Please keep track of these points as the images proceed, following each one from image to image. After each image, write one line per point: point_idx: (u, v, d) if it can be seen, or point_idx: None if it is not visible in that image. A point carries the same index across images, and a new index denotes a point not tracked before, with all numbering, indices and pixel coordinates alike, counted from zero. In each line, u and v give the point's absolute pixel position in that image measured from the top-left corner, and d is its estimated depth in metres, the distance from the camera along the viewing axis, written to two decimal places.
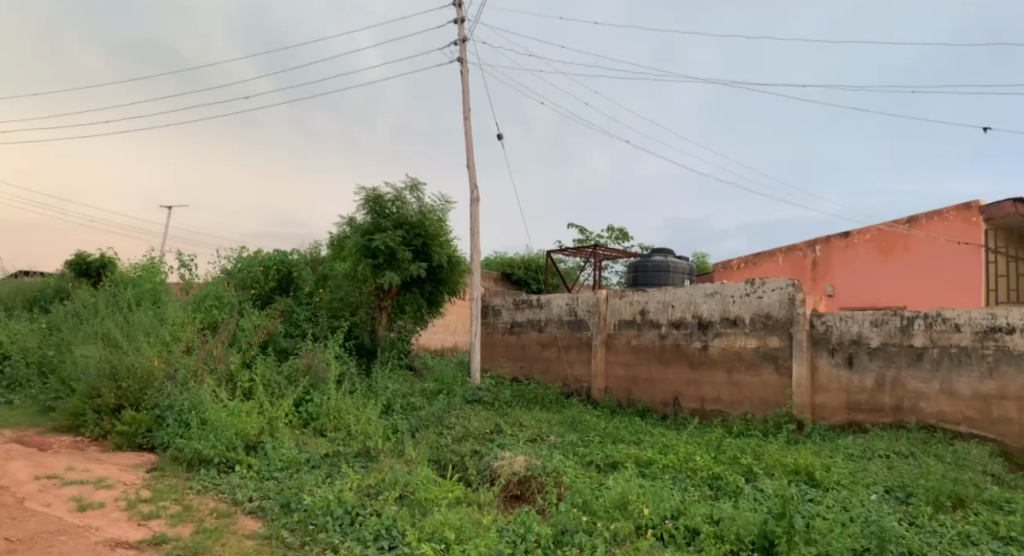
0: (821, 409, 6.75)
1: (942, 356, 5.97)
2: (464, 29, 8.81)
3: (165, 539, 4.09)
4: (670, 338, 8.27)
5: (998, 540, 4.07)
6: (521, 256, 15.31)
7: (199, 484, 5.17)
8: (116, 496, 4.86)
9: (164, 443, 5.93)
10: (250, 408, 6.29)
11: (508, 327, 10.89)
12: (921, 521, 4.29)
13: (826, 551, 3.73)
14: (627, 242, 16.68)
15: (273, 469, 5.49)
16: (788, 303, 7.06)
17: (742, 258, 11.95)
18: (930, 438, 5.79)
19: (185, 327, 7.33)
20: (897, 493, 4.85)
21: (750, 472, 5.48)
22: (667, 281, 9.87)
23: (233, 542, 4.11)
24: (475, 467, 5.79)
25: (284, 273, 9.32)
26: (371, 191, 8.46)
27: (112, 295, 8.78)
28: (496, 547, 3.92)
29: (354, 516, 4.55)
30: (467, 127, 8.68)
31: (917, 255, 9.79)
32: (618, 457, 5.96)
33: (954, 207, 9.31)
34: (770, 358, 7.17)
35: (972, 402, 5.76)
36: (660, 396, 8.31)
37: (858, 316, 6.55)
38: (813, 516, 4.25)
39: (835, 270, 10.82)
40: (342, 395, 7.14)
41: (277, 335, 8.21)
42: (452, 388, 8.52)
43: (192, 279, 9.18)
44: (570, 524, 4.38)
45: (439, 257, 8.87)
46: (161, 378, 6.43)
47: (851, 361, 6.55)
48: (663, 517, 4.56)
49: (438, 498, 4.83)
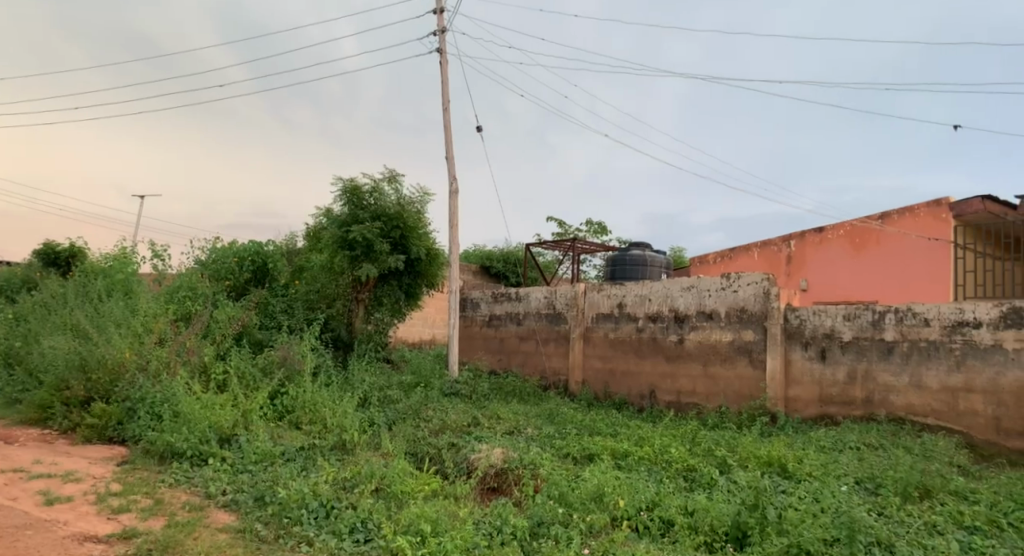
0: (794, 401, 6.84)
1: (912, 350, 6.08)
2: (443, 20, 8.74)
3: (135, 533, 4.02)
4: (647, 332, 8.32)
5: (963, 529, 4.17)
6: (500, 249, 15.33)
7: (172, 477, 5.10)
8: (85, 490, 4.77)
9: (135, 436, 5.83)
10: (224, 400, 6.23)
11: (486, 320, 10.88)
12: (890, 511, 4.37)
13: (798, 542, 3.78)
14: (605, 236, 16.74)
15: (247, 462, 5.43)
16: (763, 297, 7.14)
17: (718, 252, 12.07)
18: (899, 431, 5.90)
19: (158, 318, 7.21)
20: (867, 484, 4.94)
21: (724, 465, 5.52)
22: (645, 274, 9.92)
23: (206, 536, 4.06)
24: (452, 460, 5.78)
25: (259, 265, 9.18)
26: (348, 182, 8.39)
27: (81, 285, 8.59)
28: (472, 539, 3.92)
29: (329, 509, 4.53)
30: (446, 119, 8.61)
31: (888, 250, 9.95)
32: (594, 449, 5.99)
33: (925, 203, 9.45)
34: (745, 352, 7.25)
35: (940, 395, 5.88)
36: (636, 388, 8.37)
37: (831, 310, 6.65)
38: (785, 508, 4.33)
39: (808, 266, 10.97)
40: (318, 388, 7.10)
41: (252, 326, 8.08)
42: (430, 381, 8.50)
43: (165, 270, 9.02)
44: (546, 516, 4.40)
45: (417, 249, 8.82)
46: (133, 370, 6.33)
47: (824, 354, 6.65)
48: (639, 509, 4.59)
49: (414, 491, 4.83)
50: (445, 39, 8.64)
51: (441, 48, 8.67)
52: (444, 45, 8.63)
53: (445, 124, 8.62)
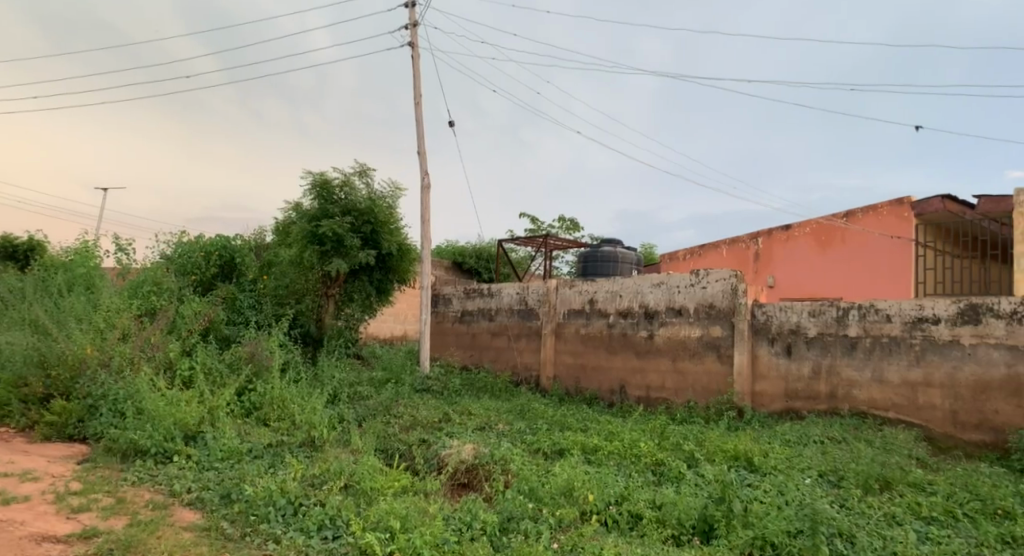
0: (760, 396, 6.95)
1: (874, 346, 6.21)
2: (415, 13, 8.67)
3: (96, 533, 3.94)
4: (618, 328, 8.38)
5: (921, 520, 4.28)
6: (472, 245, 15.30)
7: (134, 476, 5.01)
8: (44, 489, 4.66)
9: (97, 434, 5.71)
10: (189, 397, 6.11)
11: (458, 316, 10.86)
12: (851, 503, 4.47)
13: (763, 535, 3.86)
14: (578, 232, 16.80)
15: (213, 459, 5.35)
16: (731, 294, 7.24)
17: (687, 249, 12.24)
18: (862, 424, 6.04)
19: (122, 313, 7.03)
20: (830, 477, 5.04)
21: (692, 459, 5.59)
22: (616, 270, 9.99)
23: (170, 534, 4.00)
24: (422, 457, 5.75)
25: (227, 259, 9.05)
26: (318, 175, 8.27)
27: (40, 280, 8.35)
28: (442, 536, 3.90)
29: (297, 506, 4.48)
30: (418, 114, 8.54)
31: (852, 248, 10.14)
32: (565, 444, 6.02)
33: (887, 202, 9.64)
34: (713, 347, 7.34)
35: (901, 389, 6.02)
36: (607, 384, 8.43)
37: (797, 306, 6.77)
38: (751, 501, 4.42)
39: (776, 263, 11.17)
40: (286, 384, 7.02)
41: (219, 322, 7.93)
42: (401, 377, 8.46)
43: (129, 264, 8.82)
44: (516, 511, 4.42)
45: (389, 244, 8.78)
46: (94, 366, 6.20)
47: (790, 349, 6.77)
48: (608, 503, 4.63)
49: (384, 488, 4.79)
50: (416, 33, 8.57)
51: (413, 41, 8.61)
52: (416, 39, 8.57)
53: (417, 118, 8.57)
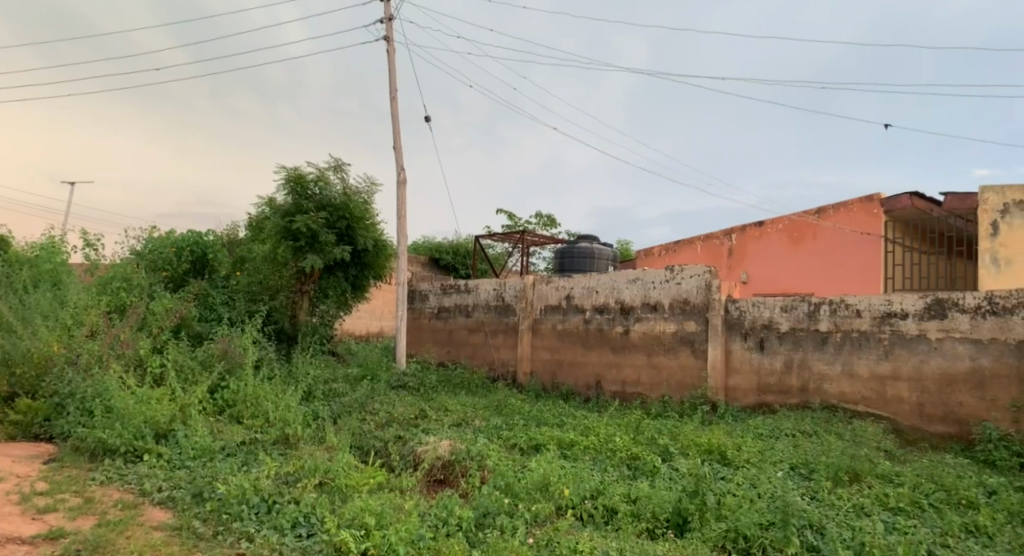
0: (733, 390, 7.04)
1: (844, 340, 6.32)
2: (390, 7, 8.60)
3: (62, 534, 3.86)
4: (594, 323, 8.42)
5: (889, 510, 4.35)
6: (449, 241, 15.27)
7: (103, 475, 4.92)
8: (9, 490, 4.55)
9: (64, 433, 5.59)
10: (160, 395, 6.00)
11: (434, 312, 10.83)
12: (822, 495, 4.54)
13: (736, 527, 3.92)
14: (555, 228, 16.85)
15: (185, 458, 5.27)
16: (705, 289, 7.31)
17: (662, 245, 12.33)
18: (832, 417, 6.14)
19: (90, 310, 6.91)
20: (801, 469, 5.10)
21: (666, 452, 5.63)
22: (592, 266, 10.03)
23: (139, 534, 3.94)
24: (398, 453, 5.73)
25: (199, 255, 8.94)
26: (292, 170, 8.17)
27: (5, 275, 8.16)
28: (417, 531, 3.89)
29: (271, 504, 4.42)
30: (394, 109, 8.49)
31: (823, 244, 10.30)
32: (541, 439, 6.04)
33: (858, 199, 9.80)
34: (687, 342, 7.41)
35: (870, 383, 6.13)
36: (584, 379, 8.46)
37: (769, 301, 6.86)
38: (724, 493, 4.47)
39: (749, 258, 11.31)
40: (259, 381, 6.95)
41: (190, 319, 7.82)
42: (377, 374, 8.42)
43: (97, 260, 8.64)
44: (492, 507, 4.43)
45: (364, 240, 8.73)
46: (61, 364, 6.08)
47: (762, 344, 6.86)
48: (584, 497, 4.63)
49: (359, 485, 4.76)
50: (392, 27, 8.51)
51: (388, 35, 8.54)
52: (391, 33, 8.51)
53: (393, 113, 8.51)
